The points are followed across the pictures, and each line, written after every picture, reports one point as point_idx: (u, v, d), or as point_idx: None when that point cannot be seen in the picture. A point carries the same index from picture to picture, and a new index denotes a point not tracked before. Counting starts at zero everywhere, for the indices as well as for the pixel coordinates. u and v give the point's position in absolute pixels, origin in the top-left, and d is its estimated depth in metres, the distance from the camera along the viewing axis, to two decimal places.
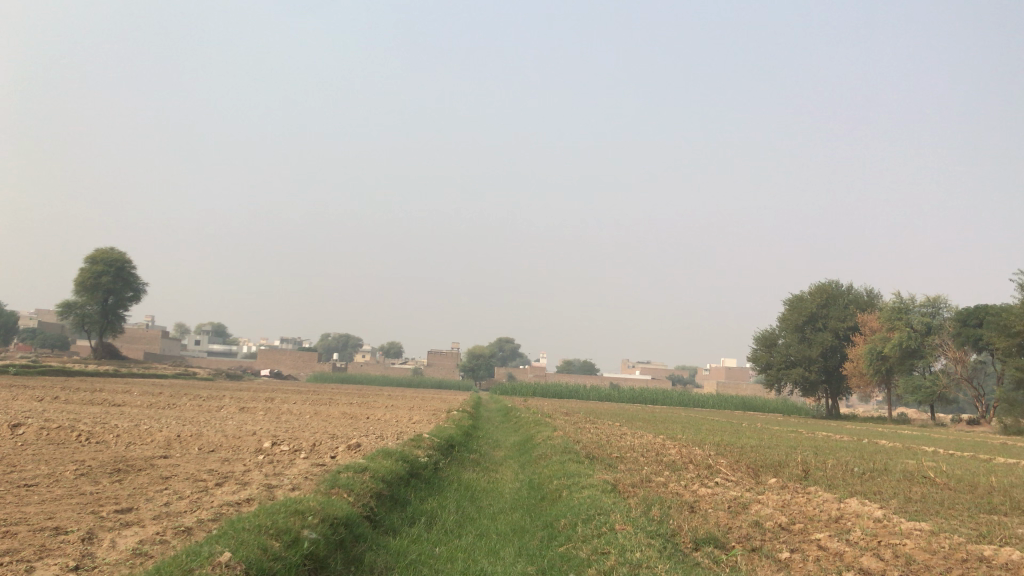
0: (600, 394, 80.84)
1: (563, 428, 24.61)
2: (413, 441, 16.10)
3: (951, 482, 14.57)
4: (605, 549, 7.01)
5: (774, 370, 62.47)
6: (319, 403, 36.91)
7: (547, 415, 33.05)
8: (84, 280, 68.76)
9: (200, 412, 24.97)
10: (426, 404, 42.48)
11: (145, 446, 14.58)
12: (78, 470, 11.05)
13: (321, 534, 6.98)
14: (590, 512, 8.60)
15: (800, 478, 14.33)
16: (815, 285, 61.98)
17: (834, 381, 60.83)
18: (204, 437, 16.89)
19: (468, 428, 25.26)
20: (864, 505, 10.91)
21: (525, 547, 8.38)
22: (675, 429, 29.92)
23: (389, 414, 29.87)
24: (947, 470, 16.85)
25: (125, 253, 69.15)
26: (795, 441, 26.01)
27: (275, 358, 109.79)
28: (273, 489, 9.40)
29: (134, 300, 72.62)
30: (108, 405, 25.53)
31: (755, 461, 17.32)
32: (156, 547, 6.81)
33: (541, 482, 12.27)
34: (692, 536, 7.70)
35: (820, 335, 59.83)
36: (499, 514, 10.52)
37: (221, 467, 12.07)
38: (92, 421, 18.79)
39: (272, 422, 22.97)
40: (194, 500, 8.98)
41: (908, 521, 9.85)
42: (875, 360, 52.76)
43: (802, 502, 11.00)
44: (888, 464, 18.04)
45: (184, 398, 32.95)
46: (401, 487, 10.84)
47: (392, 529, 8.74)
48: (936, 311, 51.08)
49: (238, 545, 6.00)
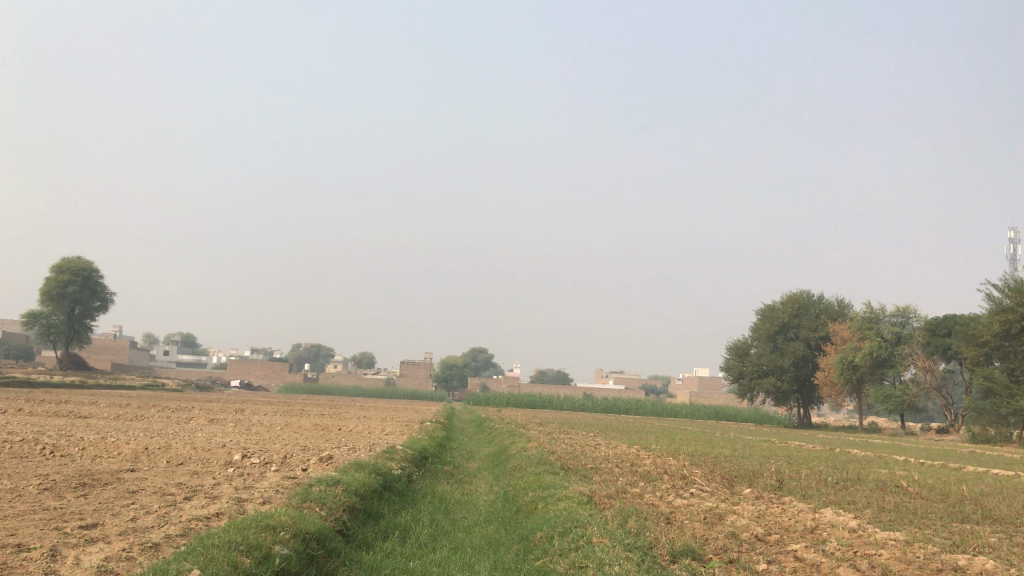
0: (574, 404, 80.93)
1: (537, 439, 24.54)
2: (386, 453, 15.94)
3: (923, 491, 14.66)
4: (584, 562, 6.91)
5: (747, 380, 62.84)
6: (291, 414, 36.56)
7: (521, 426, 32.95)
8: (49, 289, 67.71)
9: (168, 424, 24.58)
10: (399, 415, 42.25)
11: (111, 459, 14.27)
12: (41, 484, 10.77)
13: (293, 550, 6.82)
14: (566, 524, 8.51)
15: (775, 488, 14.35)
16: (787, 295, 62.55)
17: (806, 390, 61.35)
18: (173, 450, 16.59)
19: (442, 440, 25.12)
20: (839, 515, 10.92)
21: (501, 561, 8.27)
22: (649, 439, 29.99)
23: (361, 425, 29.63)
24: (919, 479, 17.01)
25: (92, 262, 68.22)
26: (769, 451, 26.11)
27: (246, 369, 108.78)
28: (243, 504, 9.21)
29: (102, 310, 71.65)
30: (74, 417, 25.02)
31: (729, 471, 17.35)
32: (122, 564, 6.62)
33: (517, 494, 12.16)
34: (669, 549, 7.63)
35: (792, 344, 60.32)
36: (475, 527, 10.39)
37: (189, 481, 11.84)
38: (56, 434, 18.40)
39: (242, 434, 22.66)
40: (161, 515, 8.77)
41: (883, 530, 9.86)
42: (847, 369, 53.19)
43: (778, 512, 10.99)
44: (861, 473, 18.17)
45: (153, 410, 32.46)
46: (374, 500, 10.69)
47: (366, 543, 8.60)
48: (905, 321, 51.73)
49: (207, 562, 5.83)
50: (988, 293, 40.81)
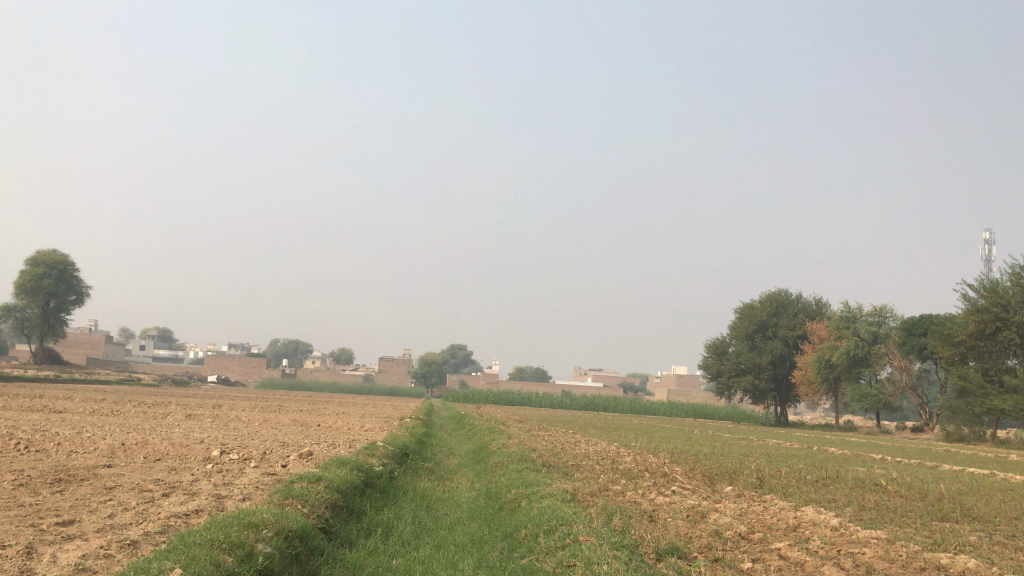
0: (553, 401, 81.06)
1: (517, 436, 24.54)
2: (366, 449, 15.87)
3: (902, 489, 14.80)
4: (572, 561, 6.85)
5: (725, 378, 63.11)
6: (269, 410, 36.34)
7: (501, 423, 32.98)
8: (24, 282, 66.83)
9: (146, 420, 24.34)
10: (378, 411, 42.03)
11: (89, 455, 14.06)
12: (16, 480, 10.57)
13: (276, 548, 6.73)
14: (551, 522, 8.45)
15: (756, 486, 14.39)
16: (764, 294, 62.94)
17: (783, 389, 61.76)
18: (150, 445, 16.39)
19: (422, 437, 25.00)
20: (820, 514, 10.95)
21: (485, 559, 8.20)
22: (627, 436, 30.15)
23: (341, 422, 29.45)
24: (897, 478, 17.11)
25: (68, 254, 67.41)
26: (748, 449, 26.21)
27: (223, 364, 107.91)
28: (223, 500, 9.10)
29: (78, 304, 70.86)
30: (50, 412, 24.72)
31: (710, 469, 17.40)
32: (100, 562, 6.51)
33: (499, 492, 12.10)
34: (655, 547, 7.61)
35: (770, 343, 60.64)
36: (458, 525, 10.32)
37: (168, 476, 11.70)
38: (31, 429, 18.15)
39: (220, 430, 22.44)
40: (140, 512, 8.64)
41: (865, 529, 9.88)
42: (823, 368, 53.76)
43: (759, 511, 11.02)
44: (839, 471, 18.26)
45: (129, 405, 32.11)
46: (356, 497, 10.61)
47: (348, 541, 8.52)
48: (882, 320, 52.12)
49: (188, 561, 5.71)
50: (964, 294, 41.19)
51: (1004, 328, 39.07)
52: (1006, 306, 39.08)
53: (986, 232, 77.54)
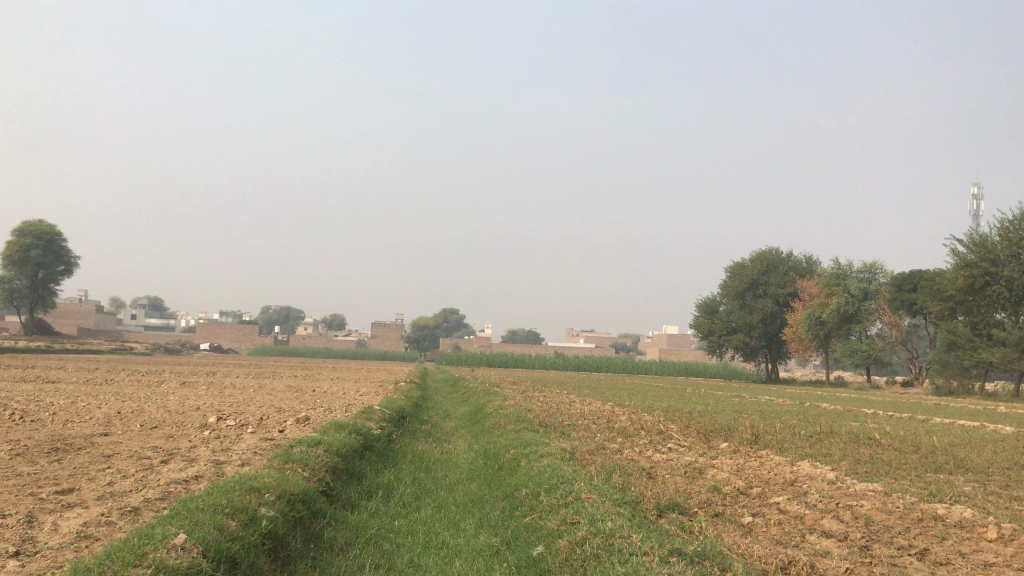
0: (545, 362, 81.41)
1: (512, 397, 24.61)
2: (364, 413, 15.91)
3: (895, 442, 14.92)
4: (575, 519, 6.85)
5: (716, 337, 63.37)
6: (263, 377, 36.33)
7: (494, 384, 33.22)
8: (12, 253, 66.21)
9: (140, 388, 24.28)
10: (372, 376, 42.09)
11: (85, 423, 14.04)
12: (14, 450, 10.58)
13: (279, 512, 6.72)
14: (551, 481, 8.48)
15: (750, 442, 14.49)
16: (756, 253, 63.13)
17: (774, 346, 62.05)
18: (146, 413, 16.35)
19: (417, 400, 25.09)
20: (816, 467, 11.05)
21: (487, 519, 8.23)
22: (621, 396, 30.28)
23: (334, 387, 29.48)
24: (889, 431, 17.25)
25: (56, 224, 66.90)
26: (741, 405, 26.40)
27: (215, 332, 107.65)
28: (222, 466, 9.09)
29: (66, 274, 70.49)
30: (44, 382, 24.63)
31: (704, 427, 17.51)
32: (102, 529, 6.49)
33: (498, 452, 12.12)
34: (655, 503, 7.65)
35: (761, 302, 60.74)
36: (458, 485, 10.39)
37: (165, 444, 11.68)
38: (26, 399, 18.06)
39: (216, 397, 22.45)
40: (139, 479, 8.63)
41: (861, 482, 9.97)
42: (814, 325, 54.08)
43: (755, 466, 11.09)
44: (832, 426, 18.40)
45: (122, 374, 32.07)
46: (356, 460, 10.63)
47: (350, 504, 8.53)
48: (872, 277, 52.33)
49: (192, 527, 5.66)
50: (954, 249, 41.34)
51: (993, 282, 39.17)
52: (994, 261, 39.13)
53: (974, 185, 77.90)
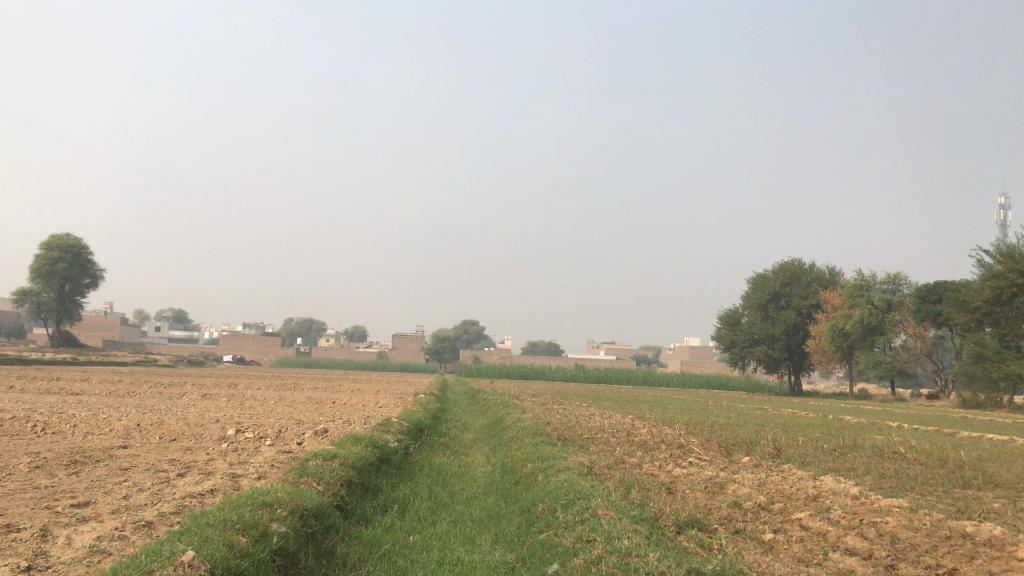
0: (566, 374, 81.13)
1: (531, 410, 24.47)
2: (382, 426, 15.85)
3: (922, 456, 14.63)
4: (590, 536, 6.73)
5: (738, 348, 62.87)
6: (285, 388, 36.39)
7: (515, 397, 33.10)
8: (39, 267, 66.98)
9: (162, 400, 24.38)
10: (392, 388, 42.08)
11: (104, 436, 14.08)
12: (33, 462, 10.60)
13: (290, 528, 6.65)
14: (568, 497, 8.36)
15: (773, 456, 14.28)
16: (778, 264, 62.70)
17: (797, 357, 61.43)
18: (165, 425, 16.38)
19: (436, 412, 25.02)
20: (839, 482, 10.84)
21: (503, 535, 8.13)
22: (642, 408, 30.04)
23: (354, 399, 29.50)
24: (916, 445, 16.94)
25: (82, 237, 67.66)
26: (763, 418, 26.09)
27: (238, 344, 108.30)
28: (238, 479, 9.04)
29: (92, 287, 71.17)
30: (67, 394, 24.77)
31: (726, 440, 17.26)
32: (114, 543, 6.45)
33: (515, 466, 12.01)
34: (674, 519, 7.51)
35: (784, 313, 60.27)
36: (474, 500, 10.27)
37: (183, 457, 11.68)
38: (49, 411, 18.15)
39: (236, 409, 22.45)
40: (155, 493, 8.59)
41: (886, 497, 9.75)
42: (837, 337, 53.53)
43: (778, 480, 10.91)
44: (857, 440, 18.13)
45: (145, 386, 32.22)
46: (372, 474, 10.55)
47: (364, 518, 8.46)
48: (896, 288, 51.72)
49: (201, 543, 5.60)
50: (981, 259, 40.76)
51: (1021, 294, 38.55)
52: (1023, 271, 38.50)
53: (1001, 197, 77.11)
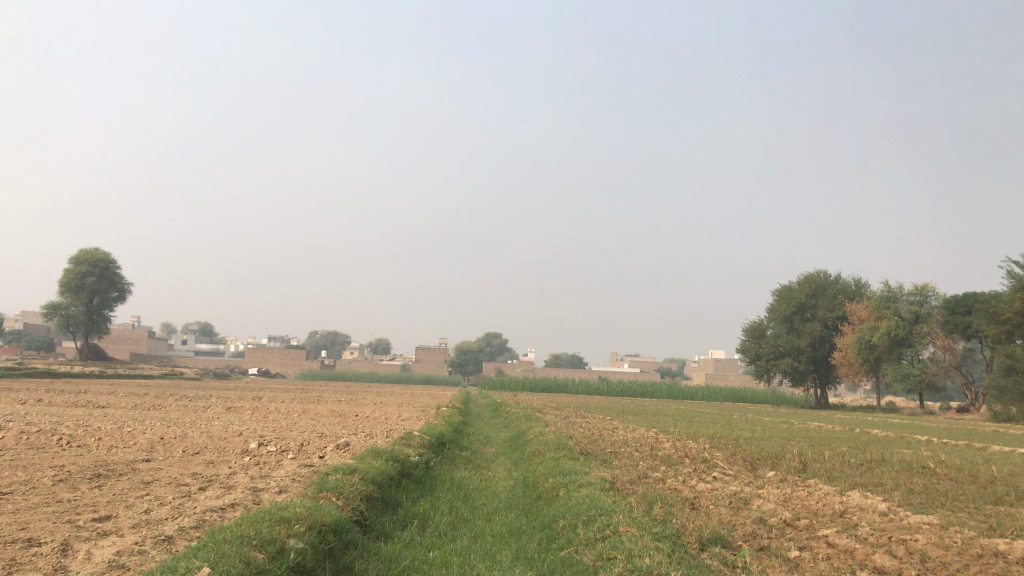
0: (590, 388, 80.77)
1: (554, 423, 24.35)
2: (403, 439, 15.81)
3: (952, 472, 14.34)
4: (611, 554, 6.64)
5: (763, 361, 62.32)
6: (309, 402, 36.49)
7: (538, 410, 32.93)
8: (67, 281, 67.81)
9: (187, 413, 24.52)
10: (415, 401, 42.05)
11: (129, 449, 14.17)
12: (56, 475, 10.64)
13: (308, 544, 6.60)
14: (590, 512, 8.26)
15: (798, 470, 14.04)
16: (803, 276, 62.17)
17: (823, 370, 60.76)
18: (189, 439, 16.45)
19: (458, 425, 24.95)
20: (867, 498, 10.63)
21: (524, 550, 8.05)
22: (665, 422, 29.77)
23: (378, 412, 29.49)
24: (946, 460, 16.59)
25: (109, 251, 68.48)
26: (789, 432, 25.74)
27: (263, 357, 109.05)
28: (259, 494, 9.03)
29: (120, 301, 71.93)
30: (93, 407, 24.96)
31: (751, 454, 17.02)
32: (133, 558, 6.44)
33: (537, 480, 11.92)
34: (697, 536, 7.40)
35: (809, 325, 59.73)
36: (495, 515, 10.18)
37: (205, 470, 11.69)
38: (75, 424, 18.29)
39: (260, 422, 22.50)
40: (176, 506, 8.59)
41: (916, 514, 9.53)
42: (864, 349, 52.82)
43: (804, 496, 10.72)
44: (884, 454, 17.81)
45: (170, 399, 32.43)
46: (392, 488, 10.48)
47: (384, 533, 8.41)
48: (924, 299, 51.13)
49: (218, 559, 5.58)
50: (1009, 271, 40.25)
51: None
52: None
53: None
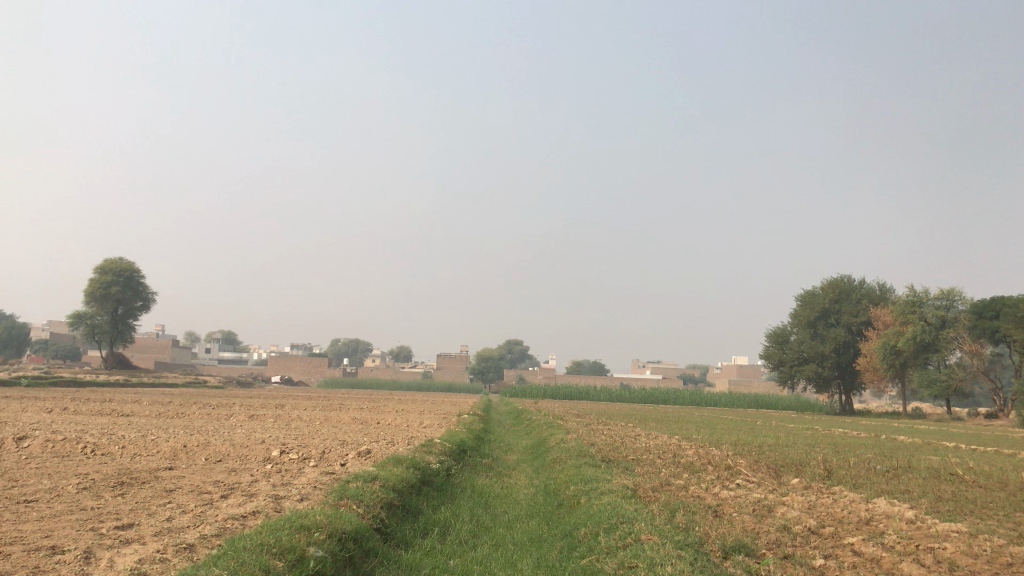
0: (612, 394, 80.46)
1: (576, 430, 24.23)
2: (424, 447, 15.80)
3: (980, 479, 14.12)
4: (633, 562, 6.57)
5: (787, 367, 61.82)
6: (331, 409, 36.59)
7: (559, 417, 32.84)
8: (93, 290, 68.52)
9: (210, 421, 24.64)
10: (438, 408, 42.04)
11: (152, 457, 14.25)
12: (80, 483, 10.71)
13: (328, 551, 6.59)
14: (612, 520, 8.20)
15: (823, 478, 13.87)
16: (827, 281, 61.56)
17: (848, 376, 60.13)
18: (211, 447, 16.52)
19: (480, 432, 24.90)
20: (894, 505, 10.46)
21: (545, 559, 7.99)
22: (687, 428, 29.57)
23: (399, 419, 29.49)
24: (974, 467, 16.33)
25: (134, 261, 69.14)
26: (813, 438, 25.47)
27: (286, 365, 109.60)
28: (280, 502, 9.04)
29: (144, 310, 72.56)
30: (117, 415, 25.15)
31: (775, 461, 16.86)
32: (155, 566, 6.46)
33: (558, 488, 11.86)
34: (721, 544, 7.31)
35: (833, 331, 59.17)
36: (515, 523, 10.13)
37: (227, 478, 11.73)
38: (99, 433, 18.44)
39: (282, 430, 22.57)
40: (198, 514, 8.63)
41: (943, 521, 9.39)
42: (889, 355, 52.06)
43: (828, 503, 10.58)
44: (911, 460, 17.57)
45: (193, 407, 32.62)
46: (412, 496, 10.47)
47: (404, 541, 8.40)
48: (950, 304, 50.56)
49: (237, 567, 5.58)
50: None
51: None
52: None
53: None
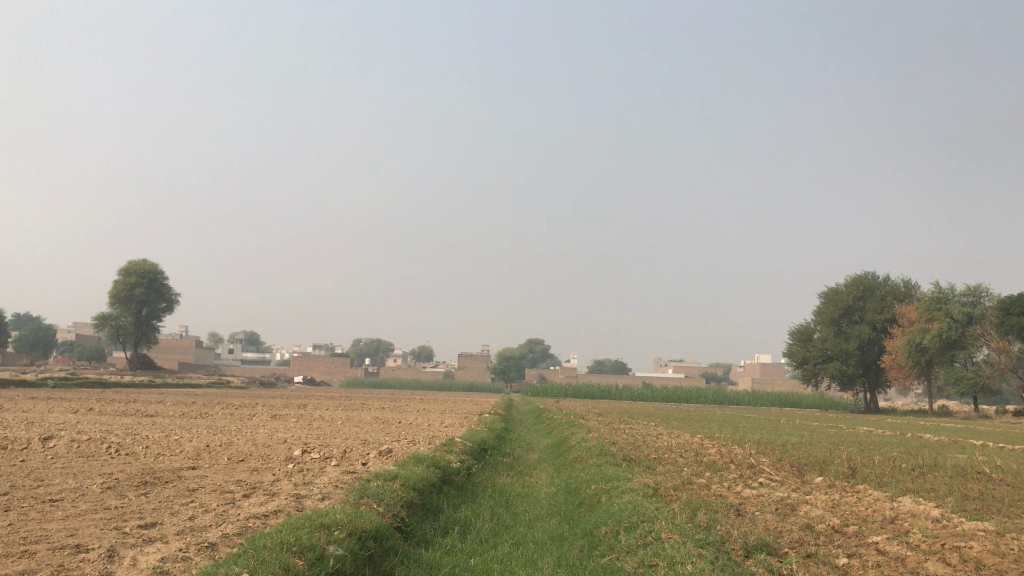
0: (634, 393, 80.17)
1: (597, 429, 24.17)
2: (445, 446, 15.83)
3: (1007, 477, 13.90)
4: (653, 561, 6.55)
5: (811, 365, 61.37)
6: (354, 409, 36.79)
7: (580, 416, 32.77)
8: (118, 292, 69.25)
9: (233, 421, 24.81)
10: (460, 407, 42.10)
11: (175, 457, 14.34)
12: (105, 483, 10.82)
13: (348, 550, 6.60)
14: (632, 519, 8.16)
15: (847, 476, 13.71)
16: (851, 278, 60.96)
17: (872, 374, 59.59)
18: (234, 446, 16.61)
19: (501, 432, 24.89)
20: (918, 504, 10.32)
21: (565, 557, 7.98)
22: (709, 427, 29.37)
23: (420, 419, 29.50)
24: (1002, 465, 16.09)
25: (157, 262, 69.74)
26: (837, 437, 25.22)
27: (308, 365, 110.24)
28: (301, 501, 9.07)
29: (168, 312, 73.19)
30: (142, 416, 25.36)
31: (798, 460, 16.69)
32: (177, 565, 6.50)
33: (579, 487, 11.82)
34: (742, 543, 7.26)
35: (857, 328, 58.66)
36: (536, 522, 10.11)
37: (249, 477, 11.81)
38: (124, 433, 18.60)
39: (304, 430, 22.69)
40: (220, 513, 8.69)
41: (969, 520, 9.25)
42: (915, 352, 51.65)
43: (852, 502, 10.46)
44: (937, 459, 17.34)
45: (217, 408, 32.84)
46: (433, 495, 10.47)
47: (425, 540, 8.40)
48: (977, 300, 49.84)
49: (257, 565, 5.60)
50: None
51: None
52: None
53: None
